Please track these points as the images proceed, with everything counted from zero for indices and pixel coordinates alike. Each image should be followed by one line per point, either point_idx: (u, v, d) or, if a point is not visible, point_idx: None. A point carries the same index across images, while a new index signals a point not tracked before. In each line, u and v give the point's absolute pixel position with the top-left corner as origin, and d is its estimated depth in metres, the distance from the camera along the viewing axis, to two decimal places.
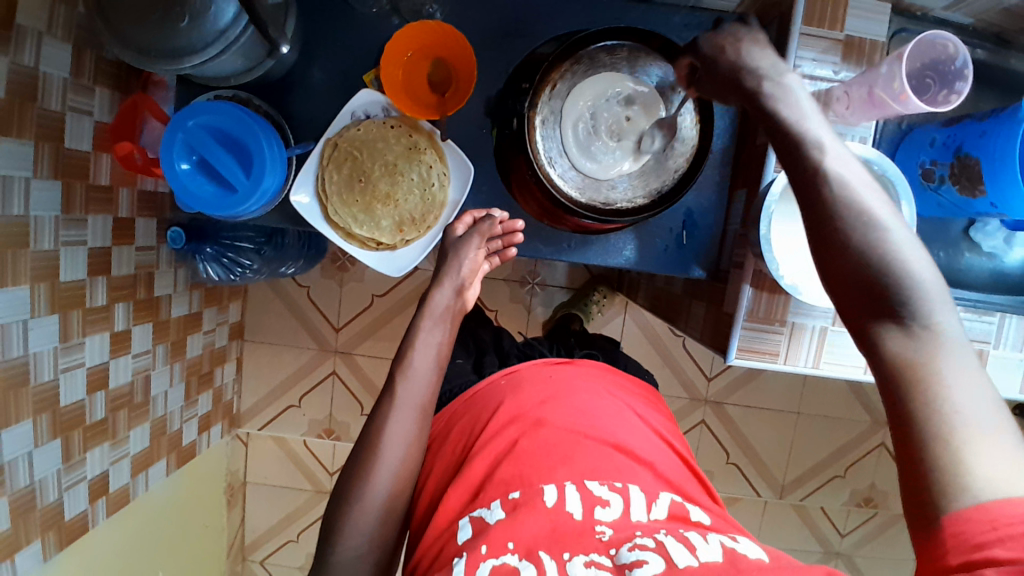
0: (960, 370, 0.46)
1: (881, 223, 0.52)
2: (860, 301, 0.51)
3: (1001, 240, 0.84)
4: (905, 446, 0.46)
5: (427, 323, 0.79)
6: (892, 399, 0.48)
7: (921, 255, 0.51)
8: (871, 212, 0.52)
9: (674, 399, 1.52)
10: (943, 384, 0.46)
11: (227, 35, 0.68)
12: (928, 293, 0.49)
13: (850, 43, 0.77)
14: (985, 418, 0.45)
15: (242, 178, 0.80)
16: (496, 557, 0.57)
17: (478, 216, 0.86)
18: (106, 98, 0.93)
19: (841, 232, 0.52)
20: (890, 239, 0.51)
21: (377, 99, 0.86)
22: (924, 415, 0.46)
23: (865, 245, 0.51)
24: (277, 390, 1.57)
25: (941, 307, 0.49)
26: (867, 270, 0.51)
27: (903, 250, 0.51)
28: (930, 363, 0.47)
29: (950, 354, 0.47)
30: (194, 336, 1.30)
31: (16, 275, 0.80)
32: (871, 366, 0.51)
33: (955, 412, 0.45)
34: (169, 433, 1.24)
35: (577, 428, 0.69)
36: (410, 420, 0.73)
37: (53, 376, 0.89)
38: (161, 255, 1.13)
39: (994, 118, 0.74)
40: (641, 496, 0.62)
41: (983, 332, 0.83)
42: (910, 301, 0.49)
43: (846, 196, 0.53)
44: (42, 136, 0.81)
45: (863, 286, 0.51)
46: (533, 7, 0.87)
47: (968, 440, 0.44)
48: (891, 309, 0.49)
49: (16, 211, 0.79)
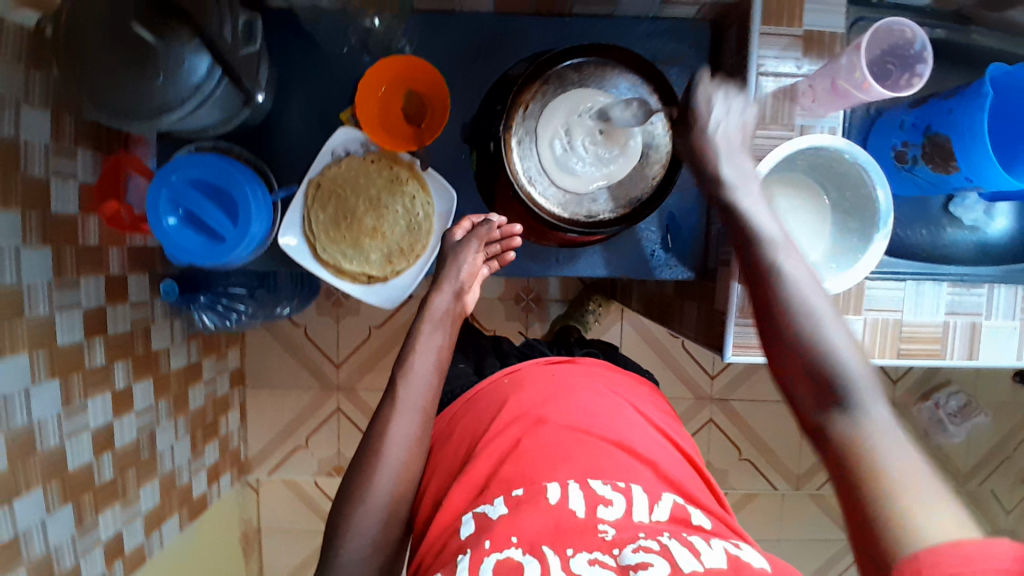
0: (895, 447, 0.48)
1: (822, 315, 0.56)
2: (805, 392, 0.54)
3: (981, 212, 0.86)
4: (857, 516, 0.46)
5: (426, 327, 0.80)
6: (840, 477, 0.49)
7: (856, 348, 0.54)
8: (816, 310, 0.56)
9: (680, 401, 1.53)
10: (883, 459, 0.47)
11: (202, 91, 0.71)
12: (862, 386, 0.52)
13: (810, 38, 0.79)
14: (926, 489, 0.44)
15: (228, 227, 0.81)
16: (500, 551, 0.57)
17: (477, 220, 0.87)
18: (89, 158, 0.94)
19: (788, 323, 0.56)
20: (827, 330, 0.55)
21: (355, 136, 0.87)
22: (868, 491, 0.46)
23: (814, 340, 0.54)
24: (284, 432, 1.57)
25: (877, 397, 0.51)
26: (812, 362, 0.54)
27: (846, 351, 0.53)
28: (868, 448, 0.48)
29: (887, 434, 0.49)
30: (195, 387, 1.30)
31: (14, 343, 0.81)
32: (821, 450, 0.52)
33: (894, 483, 0.45)
34: (180, 486, 1.24)
35: (579, 425, 0.69)
36: (413, 423, 0.73)
37: (59, 440, 0.89)
38: (155, 309, 1.14)
39: (959, 96, 0.75)
40: (643, 496, 0.62)
41: (973, 305, 0.84)
42: (854, 393, 0.51)
43: (792, 292, 0.57)
44: (27, 203, 0.82)
45: (808, 374, 0.54)
46: (500, 32, 0.89)
47: (910, 503, 0.44)
48: (832, 398, 0.52)
49: (8, 280, 0.80)
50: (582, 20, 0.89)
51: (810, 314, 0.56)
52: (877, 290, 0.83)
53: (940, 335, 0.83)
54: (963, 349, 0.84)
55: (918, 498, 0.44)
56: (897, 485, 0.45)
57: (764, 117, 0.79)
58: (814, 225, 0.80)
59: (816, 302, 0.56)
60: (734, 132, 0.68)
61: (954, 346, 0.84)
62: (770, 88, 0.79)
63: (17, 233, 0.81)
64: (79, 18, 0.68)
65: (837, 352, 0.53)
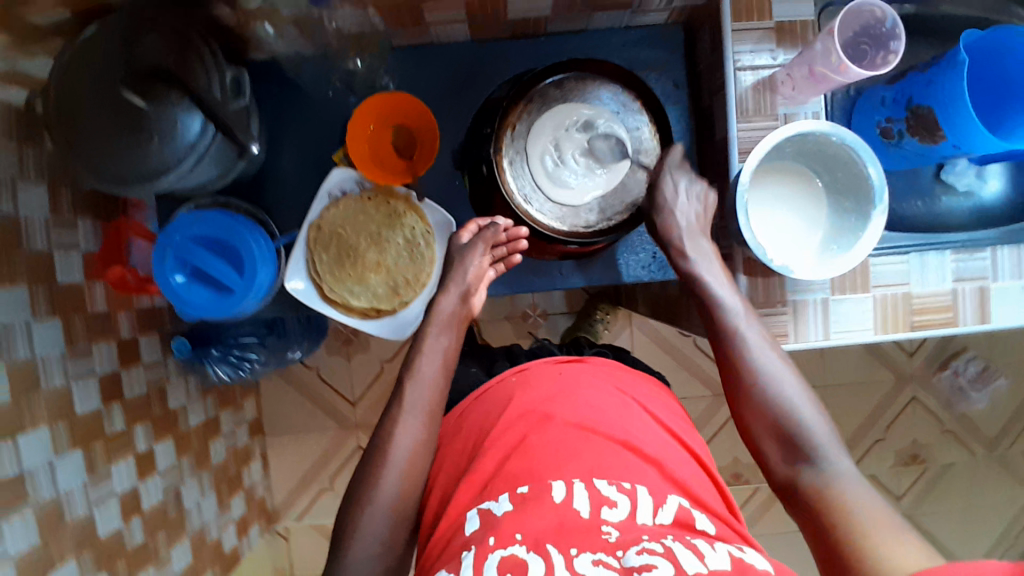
0: (855, 491, 0.66)
1: (790, 390, 0.74)
2: (777, 450, 0.72)
3: (973, 176, 0.87)
4: (832, 544, 0.63)
5: (433, 329, 0.81)
6: (817, 517, 0.66)
7: (819, 416, 0.73)
8: (785, 386, 0.74)
9: (698, 400, 1.52)
10: (848, 500, 0.65)
11: (198, 148, 0.72)
12: (825, 445, 0.71)
13: (782, 29, 0.79)
14: (882, 519, 0.62)
15: (235, 277, 0.82)
16: (504, 549, 0.56)
17: (484, 223, 0.87)
18: (88, 227, 0.95)
19: (766, 395, 0.74)
20: (796, 402, 0.73)
21: (350, 175, 0.88)
22: (843, 522, 0.63)
23: (785, 409, 0.73)
24: (308, 476, 1.56)
25: (835, 449, 0.70)
26: (779, 425, 0.73)
27: (809, 418, 0.72)
28: (835, 489, 0.67)
29: (848, 483, 0.67)
30: (216, 441, 1.30)
31: (33, 417, 0.82)
32: (799, 496, 0.69)
33: (862, 515, 0.63)
34: (210, 543, 1.23)
35: (586, 423, 0.69)
36: (419, 425, 0.74)
37: (87, 509, 0.89)
38: (169, 367, 1.15)
39: (937, 66, 0.77)
40: (648, 498, 0.62)
41: (978, 269, 0.84)
42: (816, 447, 0.70)
43: (767, 369, 0.75)
44: (34, 278, 0.84)
45: (783, 437, 0.72)
46: (479, 60, 0.91)
47: (874, 532, 0.61)
48: (800, 452, 0.71)
49: (21, 355, 0.81)
50: (556, 38, 0.91)
51: (774, 385, 0.74)
52: (880, 266, 0.83)
53: (950, 302, 0.84)
54: (974, 313, 0.84)
55: (882, 524, 0.61)
56: (863, 517, 0.63)
57: (747, 110, 0.80)
58: (811, 210, 0.81)
59: (785, 378, 0.74)
60: (694, 215, 0.83)
61: (965, 312, 0.84)
62: (748, 82, 0.80)
63: (27, 309, 0.82)
64: (68, 88, 0.69)
65: (806, 421, 0.72)
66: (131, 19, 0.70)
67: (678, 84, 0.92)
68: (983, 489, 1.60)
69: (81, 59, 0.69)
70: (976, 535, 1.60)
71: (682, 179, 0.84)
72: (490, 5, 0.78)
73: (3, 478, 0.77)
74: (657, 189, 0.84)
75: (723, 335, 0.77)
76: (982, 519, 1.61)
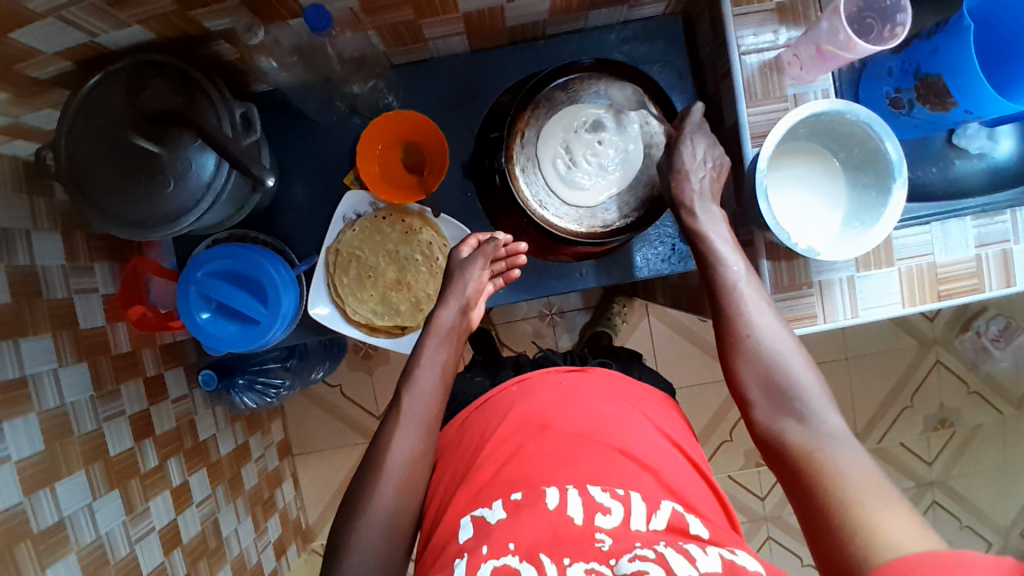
0: (844, 454, 0.62)
1: (780, 348, 0.71)
2: (768, 407, 0.69)
3: (985, 138, 0.85)
4: (815, 511, 0.60)
5: (432, 341, 0.79)
6: (801, 480, 0.63)
7: (810, 374, 0.69)
8: (777, 344, 0.71)
9: (723, 383, 1.52)
10: (833, 463, 0.62)
11: (215, 186, 0.72)
12: (815, 404, 0.67)
13: (782, 9, 0.79)
14: (869, 487, 0.58)
15: (260, 309, 0.82)
16: (497, 558, 0.58)
17: (483, 238, 0.86)
18: (106, 269, 0.96)
19: (754, 351, 0.71)
20: (785, 359, 0.70)
21: (363, 197, 0.89)
22: (833, 488, 0.59)
23: (773, 365, 0.70)
24: (339, 493, 1.57)
25: (828, 410, 0.67)
26: (772, 381, 0.69)
27: (801, 376, 0.69)
28: (824, 451, 0.63)
29: (837, 443, 0.64)
30: (247, 466, 1.30)
31: (69, 463, 0.83)
32: (782, 457, 0.67)
33: (853, 479, 0.60)
34: (251, 568, 1.23)
35: (585, 432, 0.70)
36: (416, 437, 0.73)
37: (129, 548, 0.90)
38: (196, 400, 1.15)
39: (942, 32, 0.75)
40: (641, 505, 0.62)
41: (1000, 232, 0.83)
42: (809, 410, 0.67)
43: (755, 327, 0.72)
44: (57, 325, 0.84)
45: (770, 393, 0.69)
46: (479, 69, 0.91)
47: (860, 501, 0.57)
48: (791, 412, 0.67)
49: (51, 403, 0.82)
50: (554, 40, 0.90)
51: (770, 341, 0.71)
52: (903, 239, 0.83)
53: (975, 269, 0.83)
54: (1001, 277, 0.83)
55: (873, 493, 0.58)
56: (852, 481, 0.59)
57: (756, 94, 0.80)
58: (829, 187, 0.80)
59: (775, 335, 0.71)
60: (709, 184, 0.79)
61: (991, 277, 0.83)
62: (754, 64, 0.79)
63: (52, 356, 0.83)
64: (78, 144, 0.69)
65: (794, 379, 0.69)
66: (130, 69, 0.71)
67: (681, 75, 0.91)
68: (1015, 446, 1.59)
69: (86, 112, 0.70)
70: (1013, 494, 1.59)
71: (701, 145, 0.79)
72: (486, 14, 0.78)
73: (44, 526, 0.78)
74: (687, 193, 0.79)
75: (720, 288, 0.75)
76: (1017, 478, 1.59)
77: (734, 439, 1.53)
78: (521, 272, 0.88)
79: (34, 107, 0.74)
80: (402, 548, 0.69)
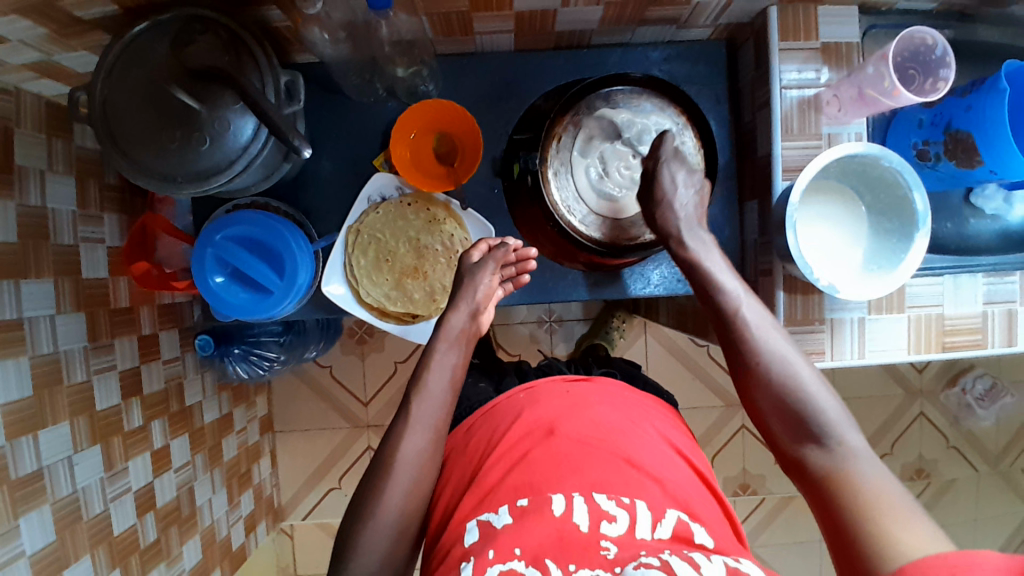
0: (867, 471, 0.62)
1: (801, 377, 0.69)
2: (783, 428, 0.69)
3: (1001, 201, 0.85)
4: (838, 533, 0.59)
5: (442, 345, 0.78)
6: (824, 499, 0.63)
7: (823, 388, 0.69)
8: (796, 371, 0.70)
9: (711, 409, 1.53)
10: (856, 481, 0.62)
11: (250, 150, 0.71)
12: (831, 420, 0.67)
13: (827, 49, 0.80)
14: (894, 506, 0.58)
15: (275, 280, 0.81)
16: (503, 562, 0.59)
17: (494, 243, 0.86)
18: (114, 221, 0.95)
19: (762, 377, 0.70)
20: (801, 382, 0.69)
21: (391, 180, 0.90)
22: (854, 508, 0.60)
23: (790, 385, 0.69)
24: (316, 475, 1.56)
25: (848, 430, 0.66)
26: (783, 397, 0.69)
27: (817, 395, 0.68)
28: (845, 471, 0.63)
29: (857, 459, 0.64)
30: (229, 437, 1.28)
31: (55, 413, 0.81)
32: (803, 477, 0.67)
33: (876, 502, 0.59)
34: (219, 540, 1.21)
35: (589, 440, 0.70)
36: (426, 437, 0.72)
37: (103, 507, 0.88)
38: (187, 364, 1.13)
39: (976, 92, 0.77)
40: (647, 513, 0.63)
41: (1008, 292, 0.86)
42: (826, 429, 0.66)
43: (768, 352, 0.71)
44: (60, 272, 0.83)
45: (785, 417, 0.68)
46: (520, 70, 0.92)
47: (880, 517, 0.57)
48: (810, 435, 0.67)
49: (45, 348, 0.80)
50: (599, 50, 0.91)
51: (779, 362, 0.70)
52: (915, 287, 0.85)
53: (980, 324, 0.85)
54: (1003, 335, 0.86)
55: (893, 512, 0.57)
56: (874, 504, 0.59)
57: (791, 129, 0.81)
58: (854, 225, 0.82)
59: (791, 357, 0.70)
60: (692, 206, 0.80)
61: (994, 334, 0.86)
62: (793, 99, 0.80)
63: (51, 301, 0.81)
64: (116, 93, 0.69)
65: (811, 395, 0.68)
66: (179, 26, 0.70)
67: (719, 100, 0.92)
68: (987, 504, 1.62)
69: (127, 61, 0.69)
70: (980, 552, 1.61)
71: (680, 171, 0.80)
72: (539, 16, 0.79)
73: (22, 474, 0.76)
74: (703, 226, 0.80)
75: (721, 315, 0.74)
76: (985, 535, 1.62)
77: (715, 465, 1.54)
78: (529, 279, 0.89)
79: (69, 48, 0.73)
80: (394, 543, 0.68)
